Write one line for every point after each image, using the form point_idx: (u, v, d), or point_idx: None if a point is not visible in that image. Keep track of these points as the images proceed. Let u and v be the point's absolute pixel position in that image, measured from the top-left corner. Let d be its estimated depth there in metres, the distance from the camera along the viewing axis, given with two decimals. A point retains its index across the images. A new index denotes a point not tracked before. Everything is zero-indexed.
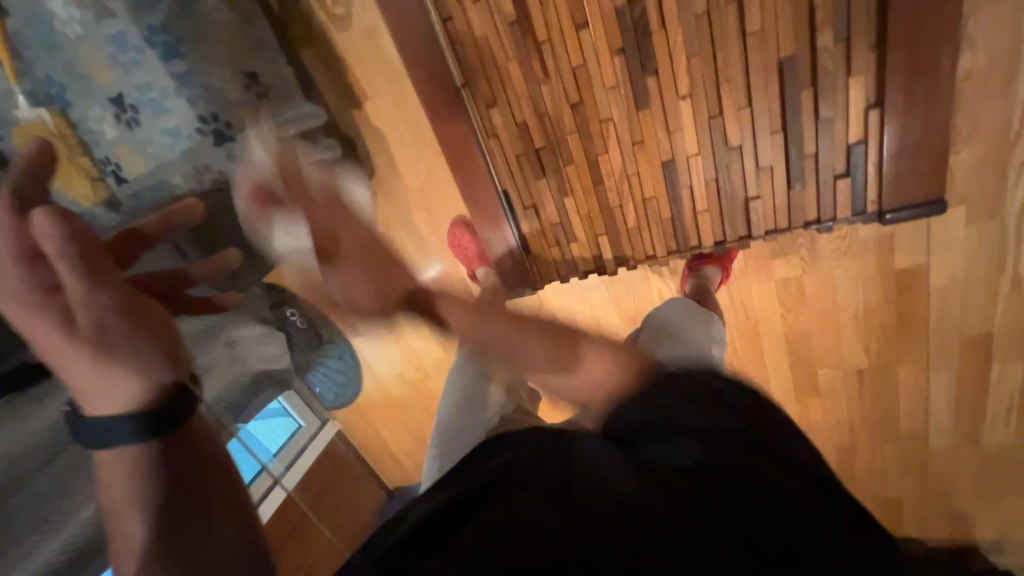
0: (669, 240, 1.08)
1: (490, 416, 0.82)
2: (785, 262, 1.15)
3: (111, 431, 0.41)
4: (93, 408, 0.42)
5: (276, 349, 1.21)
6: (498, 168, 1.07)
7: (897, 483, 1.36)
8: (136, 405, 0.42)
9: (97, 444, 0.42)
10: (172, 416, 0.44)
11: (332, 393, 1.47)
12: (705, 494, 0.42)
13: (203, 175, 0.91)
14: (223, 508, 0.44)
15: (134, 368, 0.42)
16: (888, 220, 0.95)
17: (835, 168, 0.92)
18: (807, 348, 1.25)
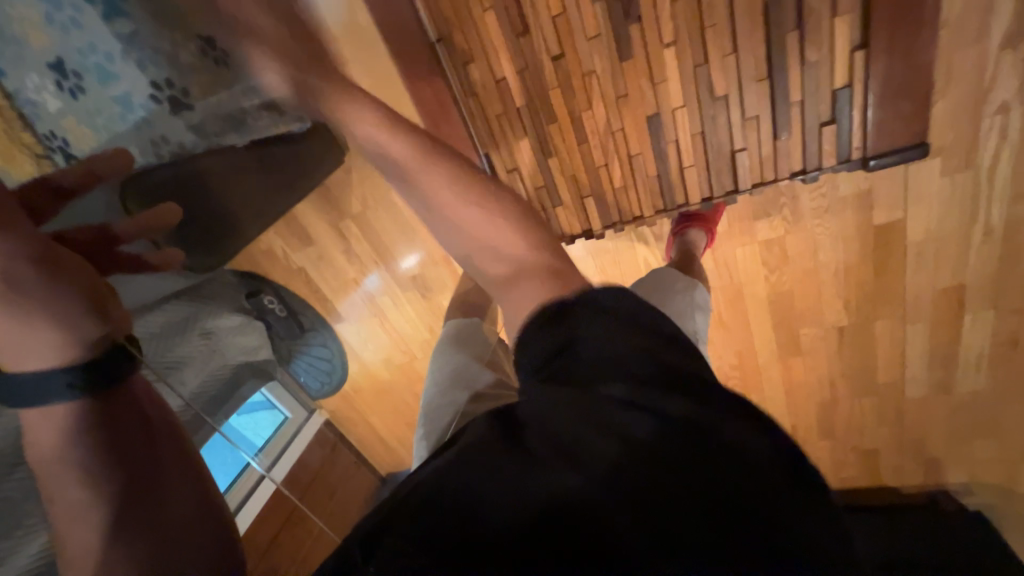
0: (655, 199, 1.07)
1: (461, 394, 0.78)
2: (768, 222, 1.16)
3: (43, 388, 0.41)
4: (20, 369, 0.41)
5: (256, 338, 1.14)
6: (479, 130, 1.05)
7: (875, 434, 1.42)
8: (64, 360, 0.41)
9: (22, 406, 0.41)
10: (109, 374, 0.44)
11: (317, 381, 1.43)
12: (699, 460, 0.41)
13: (161, 147, 0.84)
14: (170, 471, 0.44)
15: (56, 321, 0.41)
16: (872, 166, 0.96)
17: (820, 115, 0.92)
18: (790, 308, 1.27)
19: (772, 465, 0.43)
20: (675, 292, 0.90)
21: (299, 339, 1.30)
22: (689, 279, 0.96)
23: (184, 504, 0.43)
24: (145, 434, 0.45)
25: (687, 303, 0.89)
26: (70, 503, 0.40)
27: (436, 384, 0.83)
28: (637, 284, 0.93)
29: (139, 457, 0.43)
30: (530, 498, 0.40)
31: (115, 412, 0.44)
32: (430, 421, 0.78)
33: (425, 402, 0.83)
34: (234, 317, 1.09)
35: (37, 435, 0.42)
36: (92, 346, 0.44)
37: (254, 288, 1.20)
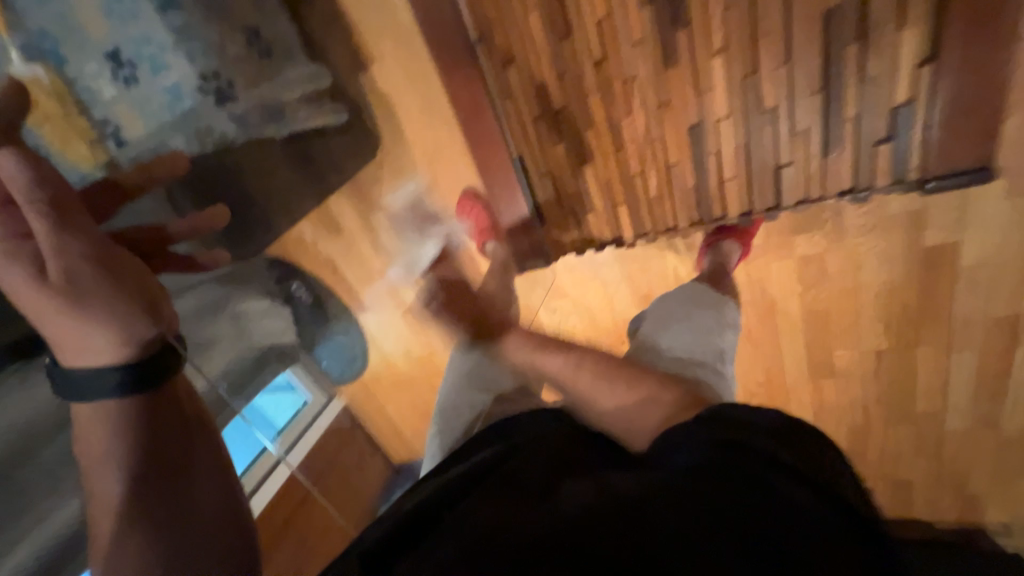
0: (691, 210, 1.04)
1: (484, 396, 0.78)
2: (808, 238, 1.12)
3: (94, 385, 0.42)
4: (77, 365, 0.43)
5: (283, 323, 1.18)
6: (514, 134, 1.04)
7: (910, 464, 1.34)
8: (116, 358, 0.43)
9: (74, 398, 0.43)
10: (154, 374, 0.45)
11: (339, 368, 1.42)
12: (713, 497, 0.38)
13: (205, 138, 0.88)
14: (198, 465, 0.46)
15: (111, 318, 0.43)
16: (930, 188, 0.92)
17: (876, 132, 0.87)
18: (825, 328, 1.21)
19: (814, 500, 0.38)
20: (702, 312, 0.86)
21: (326, 325, 1.34)
22: (718, 294, 0.93)
23: (212, 496, 0.45)
24: (182, 429, 0.46)
25: (716, 322, 0.85)
26: (104, 492, 0.42)
27: (454, 383, 0.83)
28: (663, 297, 0.92)
29: (172, 454, 0.44)
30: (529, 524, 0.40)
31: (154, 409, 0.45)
32: (449, 420, 0.79)
33: (442, 398, 0.83)
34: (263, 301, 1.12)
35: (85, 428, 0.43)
36: (141, 347, 0.44)
37: (286, 273, 1.22)
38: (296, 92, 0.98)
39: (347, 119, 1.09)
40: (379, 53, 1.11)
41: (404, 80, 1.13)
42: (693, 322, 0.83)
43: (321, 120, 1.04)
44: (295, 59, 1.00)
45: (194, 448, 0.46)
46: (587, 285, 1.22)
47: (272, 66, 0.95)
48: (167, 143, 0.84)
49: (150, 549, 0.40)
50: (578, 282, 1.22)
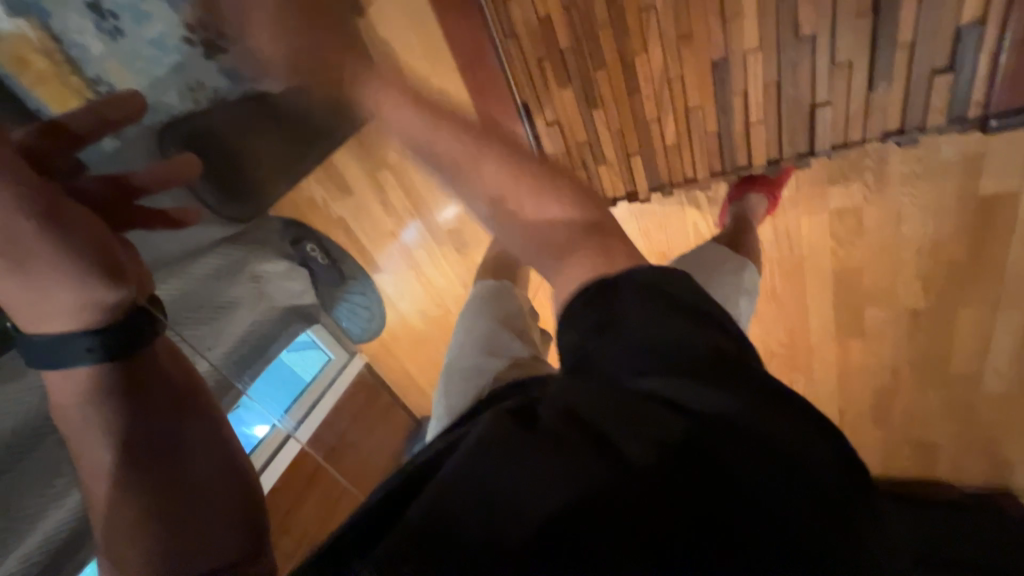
0: (713, 160, 0.96)
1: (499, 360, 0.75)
2: (844, 189, 1.03)
3: (69, 346, 0.43)
4: (41, 329, 0.43)
5: (303, 284, 1.17)
6: (516, 74, 0.94)
7: (937, 427, 1.29)
8: (83, 323, 0.43)
9: (47, 365, 0.44)
10: (130, 333, 0.46)
11: (359, 327, 1.45)
12: (705, 460, 0.38)
13: (197, 94, 0.86)
14: (193, 417, 0.48)
15: (66, 281, 0.42)
16: (993, 127, 0.82)
17: (934, 60, 0.77)
18: (857, 286, 1.14)
19: (812, 456, 0.39)
20: (718, 275, 0.81)
21: (341, 287, 1.32)
22: (738, 256, 0.87)
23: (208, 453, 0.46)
24: (166, 402, 0.47)
25: (732, 290, 0.80)
26: (98, 466, 0.44)
27: (462, 349, 0.81)
28: (676, 263, 0.85)
29: (162, 431, 0.45)
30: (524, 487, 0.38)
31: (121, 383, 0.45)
32: (453, 382, 0.78)
33: (449, 364, 0.82)
34: (280, 263, 1.13)
35: (62, 398, 0.45)
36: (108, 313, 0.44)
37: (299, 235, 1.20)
38: None
39: None
40: None
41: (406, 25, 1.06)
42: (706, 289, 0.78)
43: None
44: None
45: (192, 415, 0.48)
46: None
47: None
48: (161, 99, 0.82)
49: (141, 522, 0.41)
50: None
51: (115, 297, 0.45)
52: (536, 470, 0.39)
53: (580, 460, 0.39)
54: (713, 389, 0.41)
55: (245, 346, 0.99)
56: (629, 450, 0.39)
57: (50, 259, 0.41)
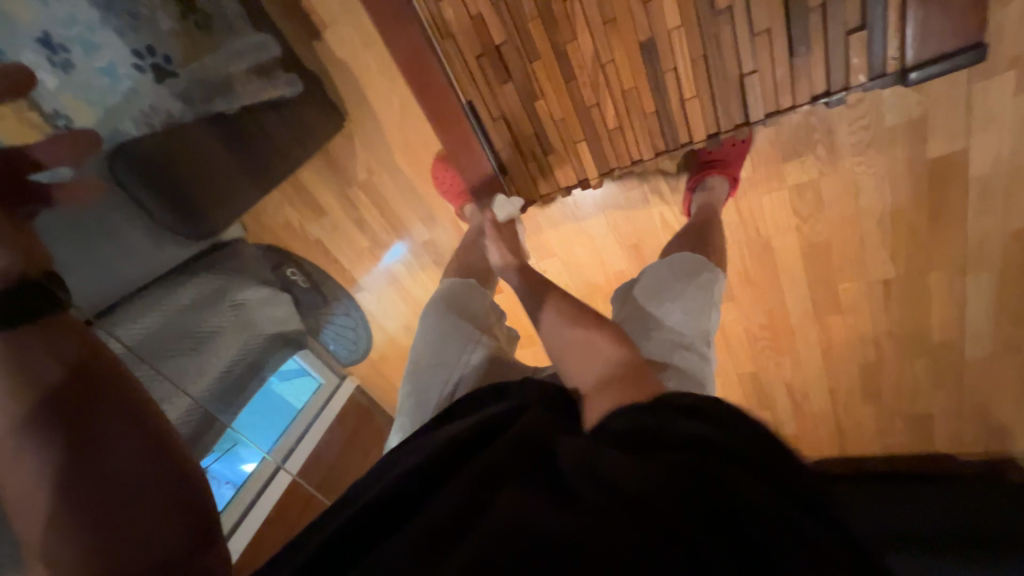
0: (655, 139, 0.97)
1: (469, 355, 0.77)
2: (799, 163, 1.04)
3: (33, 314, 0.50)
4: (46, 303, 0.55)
5: (285, 309, 1.10)
6: (458, 76, 0.97)
7: (928, 398, 1.27)
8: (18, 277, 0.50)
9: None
10: (26, 310, 0.48)
11: (345, 350, 1.36)
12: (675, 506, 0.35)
13: (152, 117, 0.85)
14: (115, 424, 0.46)
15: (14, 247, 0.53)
16: (912, 79, 0.81)
17: (847, 21, 0.78)
18: (826, 260, 1.14)
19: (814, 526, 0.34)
20: (683, 283, 0.78)
21: (325, 310, 1.24)
22: (711, 266, 0.85)
23: (131, 457, 0.46)
24: (81, 413, 0.46)
25: (672, 300, 0.75)
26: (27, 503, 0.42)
27: (428, 339, 0.80)
28: (616, 316, 0.79)
29: (103, 469, 0.44)
30: (500, 519, 0.37)
31: (43, 390, 0.45)
32: (420, 370, 0.78)
33: (413, 354, 0.81)
34: (260, 289, 1.04)
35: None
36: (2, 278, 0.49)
37: (277, 260, 1.13)
38: (242, 64, 0.94)
39: (303, 90, 1.03)
40: (328, 17, 1.06)
41: (357, 43, 1.08)
42: (642, 317, 0.74)
43: (275, 92, 0.99)
44: (238, 29, 0.95)
45: (110, 432, 0.46)
46: (575, 240, 1.23)
47: (210, 38, 0.92)
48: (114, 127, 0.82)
49: (82, 540, 0.41)
50: (564, 236, 1.24)
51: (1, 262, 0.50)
52: (527, 509, 0.38)
53: (567, 503, 0.38)
54: (712, 443, 0.40)
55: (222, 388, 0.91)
56: (625, 480, 0.38)
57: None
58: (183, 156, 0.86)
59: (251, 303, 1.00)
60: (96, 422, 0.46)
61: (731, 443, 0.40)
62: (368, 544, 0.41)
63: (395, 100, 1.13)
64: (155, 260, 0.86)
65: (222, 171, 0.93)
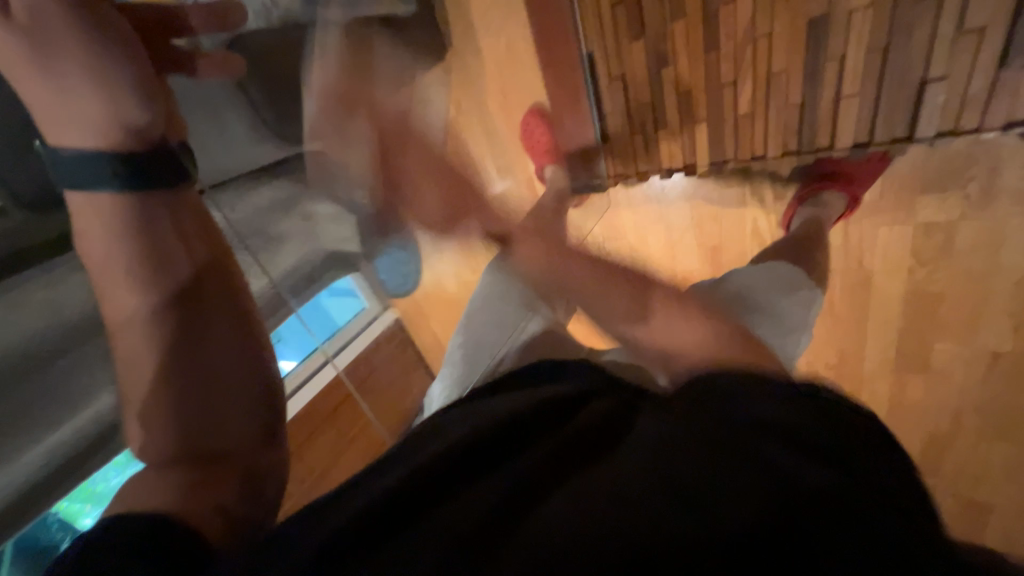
0: (788, 136, 0.93)
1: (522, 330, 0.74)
2: (939, 199, 0.93)
3: (100, 176, 0.51)
4: (67, 146, 0.51)
5: (350, 231, 1.01)
6: (587, 26, 0.97)
7: (999, 491, 1.07)
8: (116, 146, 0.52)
9: (72, 185, 0.51)
10: (148, 174, 0.53)
11: (397, 281, 1.21)
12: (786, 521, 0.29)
13: (270, 13, 0.83)
14: (212, 304, 0.54)
15: (103, 96, 0.51)
16: None
17: None
18: (932, 312, 1.02)
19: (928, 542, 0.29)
20: (780, 299, 0.72)
21: None
22: (810, 284, 0.78)
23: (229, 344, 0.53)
24: (192, 295, 0.53)
25: (755, 313, 0.68)
26: (136, 363, 0.50)
27: (486, 300, 0.81)
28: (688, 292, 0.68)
29: (195, 359, 0.50)
30: (561, 515, 0.33)
31: (169, 279, 0.53)
32: (474, 323, 0.80)
33: (468, 312, 0.83)
34: (329, 204, 1.00)
35: (87, 226, 0.52)
36: (138, 141, 0.53)
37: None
38: None
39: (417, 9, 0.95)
40: None
41: None
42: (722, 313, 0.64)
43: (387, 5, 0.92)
44: None
45: (203, 308, 0.53)
46: (650, 229, 1.11)
47: None
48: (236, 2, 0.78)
49: (171, 425, 0.48)
50: (639, 223, 1.12)
51: (142, 120, 0.54)
52: (603, 509, 0.32)
53: (648, 518, 0.31)
54: (772, 428, 0.36)
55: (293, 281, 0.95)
56: (715, 483, 0.32)
57: (82, 75, 0.50)
58: (288, 56, 0.86)
59: (320, 218, 0.98)
60: (202, 311, 0.53)
61: (821, 438, 0.36)
62: (411, 510, 0.36)
63: (501, 39, 1.02)
64: (255, 157, 0.86)
65: (319, 86, 0.92)
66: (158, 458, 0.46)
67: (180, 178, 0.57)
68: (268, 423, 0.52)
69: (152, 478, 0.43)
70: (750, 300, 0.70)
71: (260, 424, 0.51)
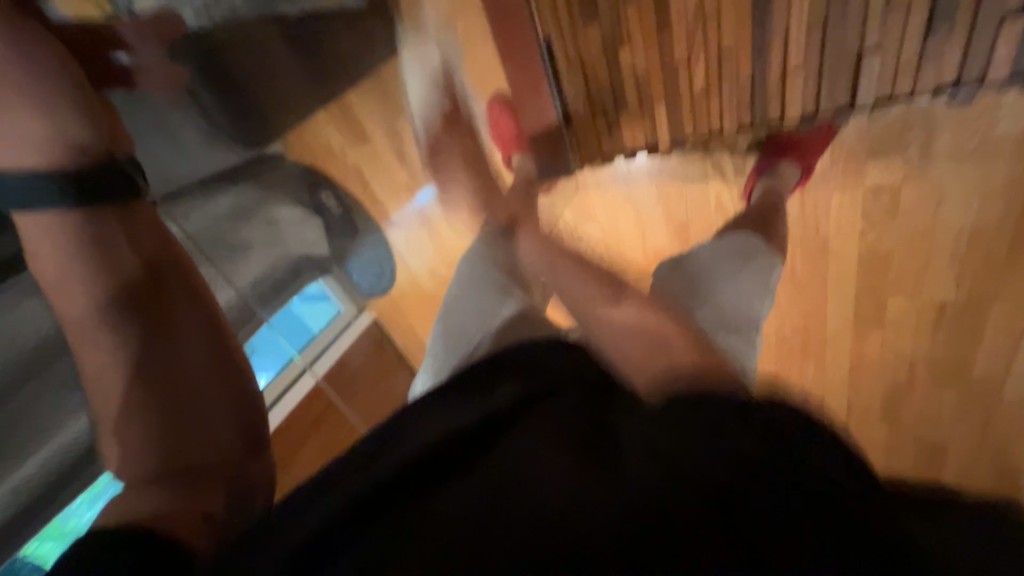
0: (742, 112, 0.96)
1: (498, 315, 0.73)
2: (883, 163, 1.00)
3: (32, 193, 0.52)
4: (7, 166, 0.52)
5: (316, 233, 1.06)
6: (541, 9, 0.93)
7: (950, 427, 1.16)
8: (53, 162, 0.54)
9: (20, 207, 0.53)
10: (103, 191, 0.56)
11: (369, 281, 1.22)
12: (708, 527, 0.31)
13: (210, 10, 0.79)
14: (184, 310, 0.58)
15: (32, 105, 0.53)
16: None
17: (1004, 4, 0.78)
18: (884, 271, 1.09)
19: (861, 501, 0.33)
20: (744, 267, 0.76)
21: (352, 240, 1.15)
22: (770, 252, 0.82)
23: (199, 342, 0.56)
24: (150, 296, 0.57)
25: (724, 280, 0.73)
26: (103, 369, 0.52)
27: (462, 290, 0.80)
28: (661, 281, 0.76)
29: (159, 361, 0.53)
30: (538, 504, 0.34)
31: (120, 276, 0.55)
32: (449, 316, 0.78)
33: (445, 302, 0.83)
34: (295, 210, 1.01)
35: (36, 248, 0.53)
36: (78, 155, 0.55)
37: (314, 180, 1.04)
38: None
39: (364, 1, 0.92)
40: None
41: None
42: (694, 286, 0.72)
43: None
44: None
45: (174, 311, 0.57)
46: (620, 211, 1.15)
47: None
48: (178, 15, 0.77)
49: (143, 432, 0.49)
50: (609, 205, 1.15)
51: (83, 136, 0.56)
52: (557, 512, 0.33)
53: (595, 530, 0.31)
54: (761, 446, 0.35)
55: (262, 287, 0.92)
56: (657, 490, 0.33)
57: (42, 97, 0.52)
58: (239, 56, 0.83)
59: (285, 222, 0.98)
60: (165, 304, 0.57)
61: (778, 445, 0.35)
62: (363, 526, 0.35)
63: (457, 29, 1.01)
64: (200, 164, 0.82)
65: (290, 90, 0.91)
66: (135, 478, 0.46)
67: (135, 189, 0.59)
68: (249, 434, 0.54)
69: (130, 497, 0.43)
70: (713, 269, 0.73)
71: (238, 432, 0.52)
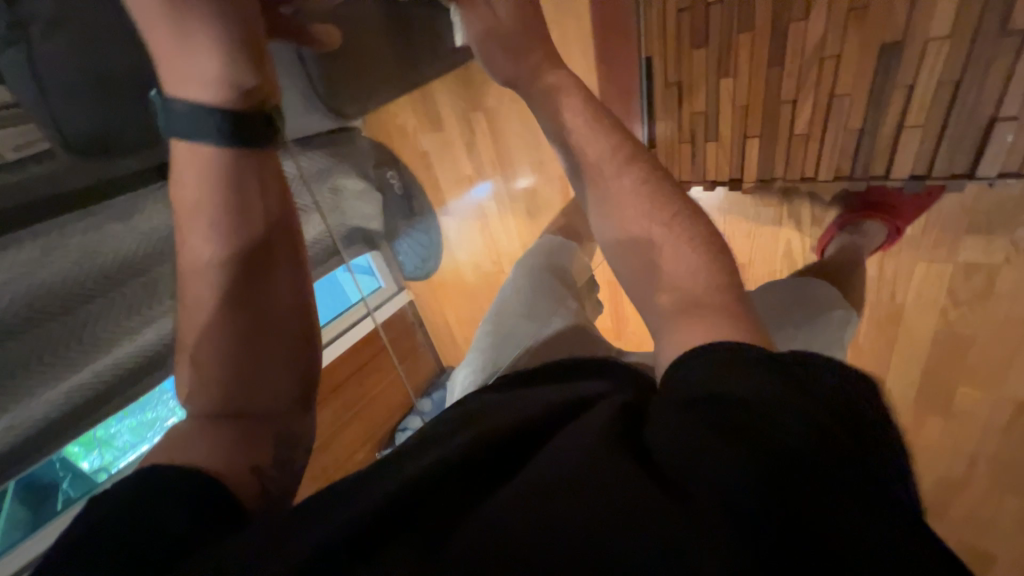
0: (841, 162, 0.92)
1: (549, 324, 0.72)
2: (983, 241, 0.92)
3: (194, 127, 0.48)
4: (177, 97, 0.48)
5: (374, 207, 1.09)
6: (649, 28, 0.93)
7: (1004, 537, 1.05)
8: (218, 101, 0.48)
9: (178, 134, 0.49)
10: (253, 135, 0.50)
11: (414, 262, 1.24)
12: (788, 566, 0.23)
13: None
14: (285, 258, 0.53)
15: (215, 47, 0.47)
16: None
17: None
18: (961, 355, 1.01)
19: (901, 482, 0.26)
20: (818, 314, 0.72)
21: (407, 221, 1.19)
22: (846, 305, 0.77)
23: (288, 291, 0.53)
24: (259, 246, 0.52)
25: (792, 332, 0.66)
26: (198, 304, 0.50)
27: (516, 288, 0.81)
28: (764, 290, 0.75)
29: (253, 299, 0.50)
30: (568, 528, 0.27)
31: (246, 226, 0.50)
32: (504, 313, 0.79)
33: (499, 299, 0.83)
34: (359, 181, 1.03)
35: (183, 170, 0.50)
36: (246, 101, 0.50)
37: (381, 158, 1.10)
38: None
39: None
40: None
41: None
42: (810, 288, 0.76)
43: None
44: None
45: (279, 247, 0.53)
46: None
47: None
48: None
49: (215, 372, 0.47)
50: None
51: (251, 81, 0.50)
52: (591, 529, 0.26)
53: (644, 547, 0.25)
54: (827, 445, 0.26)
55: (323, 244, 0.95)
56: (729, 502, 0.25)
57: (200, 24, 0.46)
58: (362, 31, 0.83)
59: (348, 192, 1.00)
60: (272, 261, 0.53)
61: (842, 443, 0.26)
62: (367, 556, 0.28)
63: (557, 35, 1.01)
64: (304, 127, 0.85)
65: (387, 67, 0.92)
66: (197, 413, 0.47)
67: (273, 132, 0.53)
68: (305, 393, 0.52)
69: (192, 433, 0.44)
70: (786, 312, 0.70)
71: (298, 386, 0.52)
